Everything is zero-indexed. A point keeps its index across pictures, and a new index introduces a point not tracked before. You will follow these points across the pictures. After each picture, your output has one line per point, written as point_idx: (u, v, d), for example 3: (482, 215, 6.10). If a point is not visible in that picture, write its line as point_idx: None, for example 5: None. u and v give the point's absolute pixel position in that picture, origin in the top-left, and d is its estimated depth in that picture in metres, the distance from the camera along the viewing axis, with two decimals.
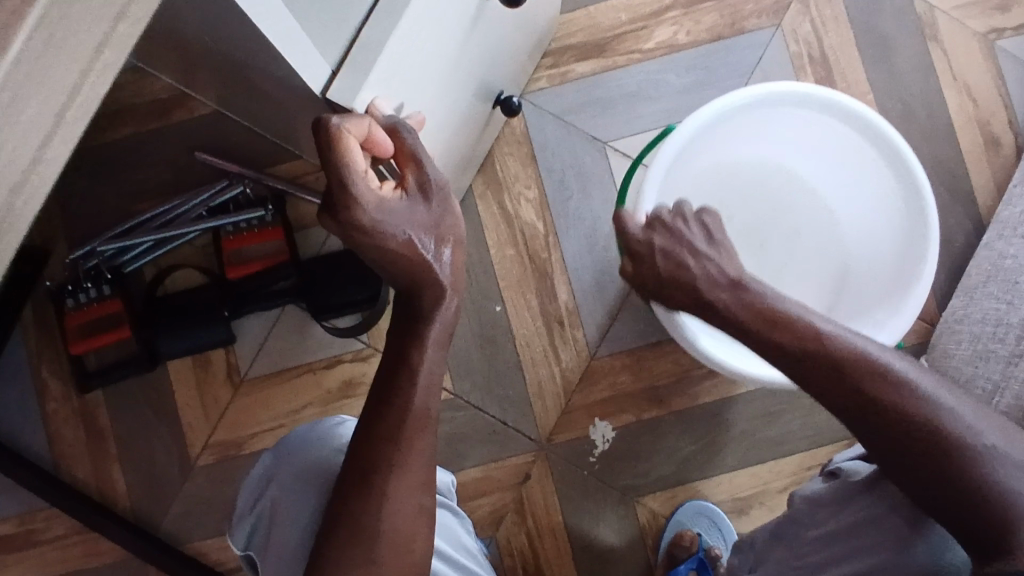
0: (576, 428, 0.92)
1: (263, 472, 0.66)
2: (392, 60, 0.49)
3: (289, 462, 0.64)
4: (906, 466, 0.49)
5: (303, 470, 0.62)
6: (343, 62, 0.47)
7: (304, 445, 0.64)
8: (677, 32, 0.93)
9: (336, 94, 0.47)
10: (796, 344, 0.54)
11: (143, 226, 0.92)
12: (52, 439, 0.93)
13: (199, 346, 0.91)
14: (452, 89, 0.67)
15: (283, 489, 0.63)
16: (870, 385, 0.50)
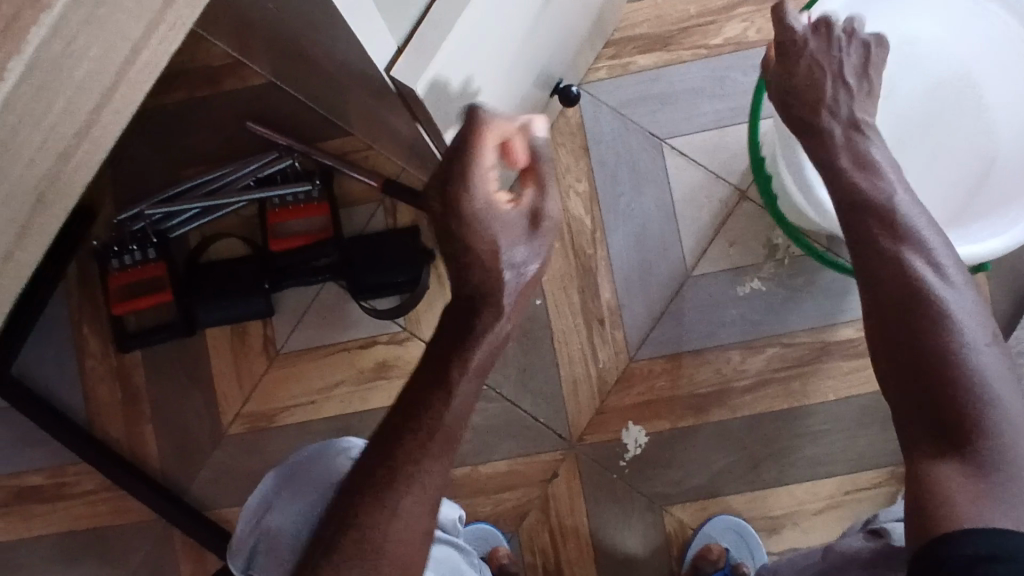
0: (608, 430, 0.90)
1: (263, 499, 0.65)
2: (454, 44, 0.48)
3: (297, 486, 0.63)
4: (913, 393, 0.51)
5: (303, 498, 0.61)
6: (409, 42, 0.46)
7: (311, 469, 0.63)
8: (747, 29, 0.90)
9: (400, 75, 0.46)
10: (880, 259, 0.55)
11: (191, 192, 0.92)
12: (86, 396, 0.94)
13: (237, 315, 0.91)
14: (513, 78, 0.64)
15: (291, 514, 0.61)
16: (929, 311, 0.52)
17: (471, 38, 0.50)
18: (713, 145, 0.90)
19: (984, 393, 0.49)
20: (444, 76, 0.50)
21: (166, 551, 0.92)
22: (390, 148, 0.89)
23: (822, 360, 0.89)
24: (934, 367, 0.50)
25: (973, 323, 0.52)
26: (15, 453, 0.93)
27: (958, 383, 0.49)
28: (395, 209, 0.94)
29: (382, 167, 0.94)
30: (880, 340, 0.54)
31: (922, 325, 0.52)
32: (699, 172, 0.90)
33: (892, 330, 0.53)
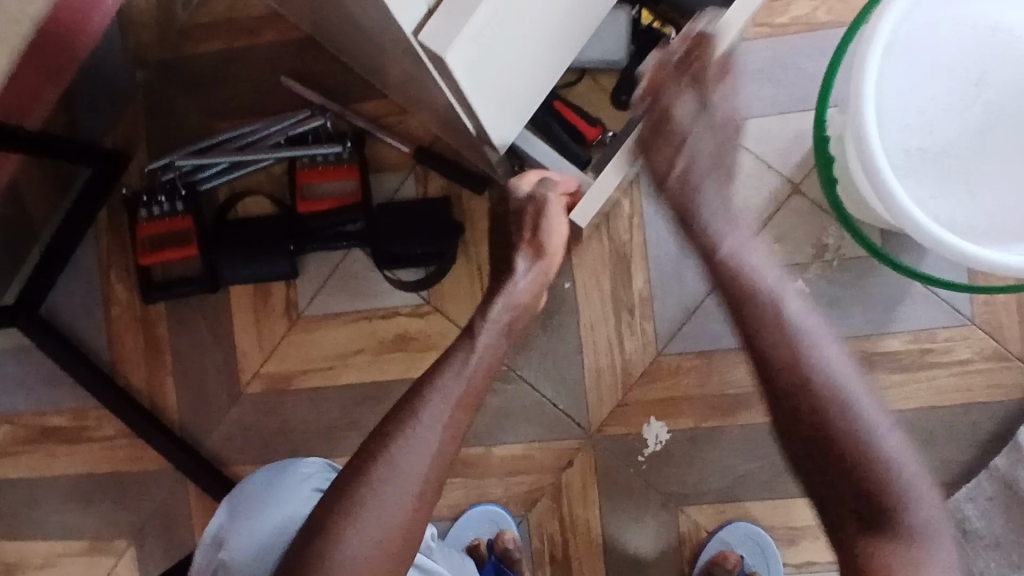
0: (628, 423, 0.87)
1: (214, 532, 0.63)
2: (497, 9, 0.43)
3: (239, 518, 0.63)
4: (843, 501, 0.56)
5: (262, 522, 0.61)
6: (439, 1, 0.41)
7: (256, 498, 0.63)
8: (817, 9, 0.82)
9: (428, 39, 0.41)
10: (765, 347, 0.61)
11: (222, 146, 0.91)
12: (110, 344, 0.95)
13: (260, 275, 0.89)
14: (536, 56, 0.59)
15: (233, 547, 0.61)
16: (832, 416, 0.57)
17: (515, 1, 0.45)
18: (768, 132, 0.84)
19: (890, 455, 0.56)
20: (477, 47, 0.45)
21: (179, 501, 0.94)
22: (425, 113, 0.85)
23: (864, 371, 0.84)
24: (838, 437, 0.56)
25: (840, 360, 0.60)
26: (43, 393, 0.96)
27: (851, 427, 0.56)
28: (426, 178, 0.90)
29: (416, 133, 0.90)
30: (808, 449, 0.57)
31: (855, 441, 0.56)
32: (751, 161, 0.84)
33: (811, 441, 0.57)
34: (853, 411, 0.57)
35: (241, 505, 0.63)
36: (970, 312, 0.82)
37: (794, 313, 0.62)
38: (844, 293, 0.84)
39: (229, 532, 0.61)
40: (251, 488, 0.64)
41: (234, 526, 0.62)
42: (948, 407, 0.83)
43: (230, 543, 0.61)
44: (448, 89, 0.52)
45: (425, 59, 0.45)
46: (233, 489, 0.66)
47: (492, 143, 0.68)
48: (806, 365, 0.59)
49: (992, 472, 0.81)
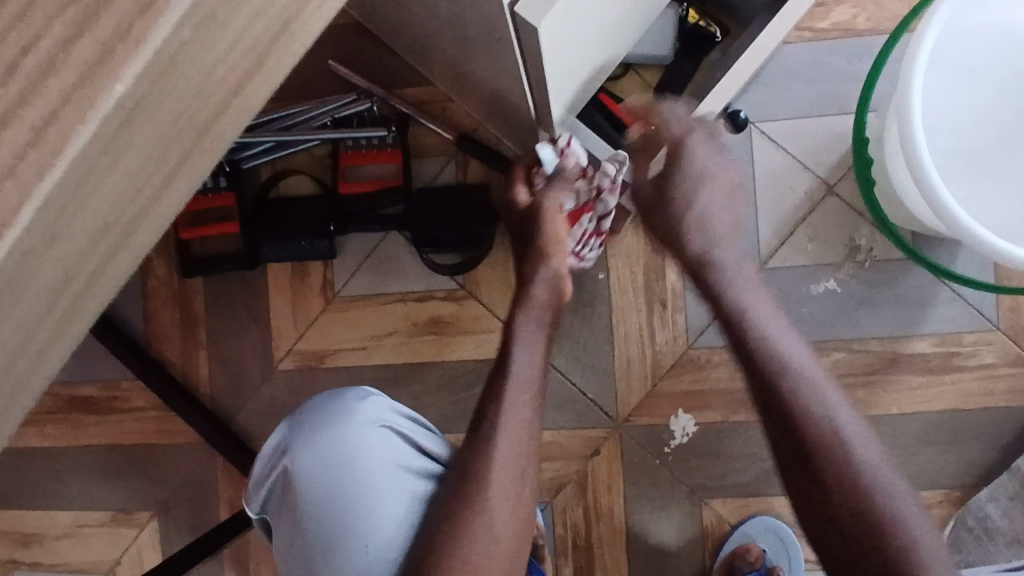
0: (656, 414, 0.88)
1: (279, 443, 0.65)
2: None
3: (306, 430, 0.63)
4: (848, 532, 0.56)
5: (326, 446, 0.62)
6: None
7: (322, 413, 0.63)
8: (856, 16, 0.85)
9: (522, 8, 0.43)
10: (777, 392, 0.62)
11: (267, 126, 0.92)
12: (145, 317, 0.96)
13: (300, 253, 0.91)
14: (600, 42, 0.61)
15: (301, 459, 0.62)
16: (833, 448, 0.58)
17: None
18: (805, 133, 0.86)
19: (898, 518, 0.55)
20: (560, 22, 0.46)
21: (208, 476, 0.95)
22: (470, 101, 0.87)
23: (890, 372, 0.85)
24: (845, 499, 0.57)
25: (850, 417, 0.60)
26: (76, 363, 0.97)
27: (851, 465, 0.57)
28: (467, 165, 0.92)
29: (458, 122, 0.92)
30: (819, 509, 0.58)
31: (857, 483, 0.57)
32: (787, 161, 0.86)
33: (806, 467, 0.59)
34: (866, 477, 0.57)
35: (307, 422, 0.63)
36: (996, 317, 0.84)
37: (785, 346, 0.64)
38: (874, 293, 0.85)
39: (296, 449, 0.62)
40: (318, 407, 0.64)
41: (298, 446, 0.62)
42: (972, 409, 0.84)
43: (295, 459, 0.62)
44: (522, 66, 0.53)
45: (512, 28, 0.46)
46: (300, 406, 0.66)
47: (547, 126, 0.70)
48: (800, 399, 0.61)
49: (1014, 473, 0.83)
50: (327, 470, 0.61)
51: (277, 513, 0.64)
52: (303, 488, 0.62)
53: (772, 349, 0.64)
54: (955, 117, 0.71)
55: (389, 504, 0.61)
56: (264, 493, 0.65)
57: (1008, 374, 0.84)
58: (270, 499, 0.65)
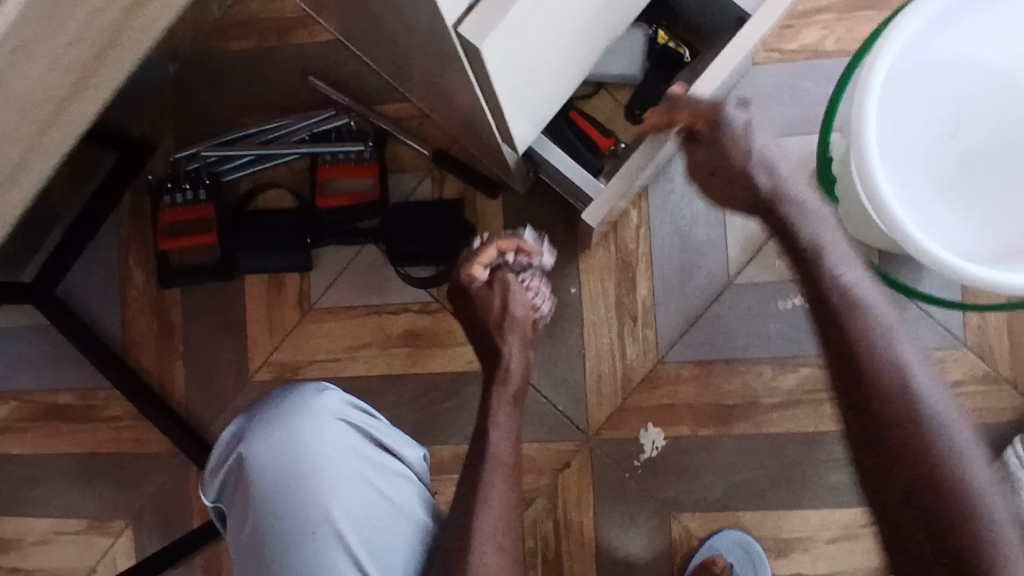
0: (626, 428, 0.89)
1: (236, 433, 0.63)
2: (523, 13, 0.44)
3: (266, 418, 0.62)
4: (912, 497, 0.53)
5: (284, 433, 0.61)
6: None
7: (282, 401, 0.62)
8: (825, 37, 0.86)
9: (466, 33, 0.43)
10: (865, 358, 0.56)
11: (247, 140, 0.94)
12: (125, 326, 0.98)
13: (276, 265, 0.92)
14: (556, 60, 0.61)
15: (260, 446, 0.61)
16: (908, 421, 0.54)
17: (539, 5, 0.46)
18: None
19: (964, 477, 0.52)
20: (502, 48, 0.47)
21: (184, 484, 0.96)
22: (445, 117, 0.89)
23: None
24: (914, 464, 0.53)
25: (924, 367, 0.56)
26: (55, 371, 0.98)
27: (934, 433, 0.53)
28: (443, 180, 0.93)
29: (435, 137, 0.94)
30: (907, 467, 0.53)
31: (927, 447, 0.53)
32: None
33: (872, 422, 0.55)
34: (937, 441, 0.53)
35: (268, 413, 0.62)
36: (963, 334, 0.85)
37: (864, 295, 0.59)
38: None
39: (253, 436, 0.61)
40: (278, 397, 0.63)
41: (255, 435, 0.61)
42: None
43: (251, 448, 0.61)
44: (475, 85, 0.54)
45: (461, 52, 0.46)
46: (259, 398, 0.65)
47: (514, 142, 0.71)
48: (886, 362, 0.56)
49: None
50: (285, 459, 0.60)
51: (232, 503, 0.62)
52: (259, 476, 0.60)
53: (871, 310, 0.58)
54: (918, 134, 0.73)
55: (347, 502, 0.59)
56: (220, 483, 0.64)
57: (976, 391, 0.85)
58: (225, 489, 0.63)
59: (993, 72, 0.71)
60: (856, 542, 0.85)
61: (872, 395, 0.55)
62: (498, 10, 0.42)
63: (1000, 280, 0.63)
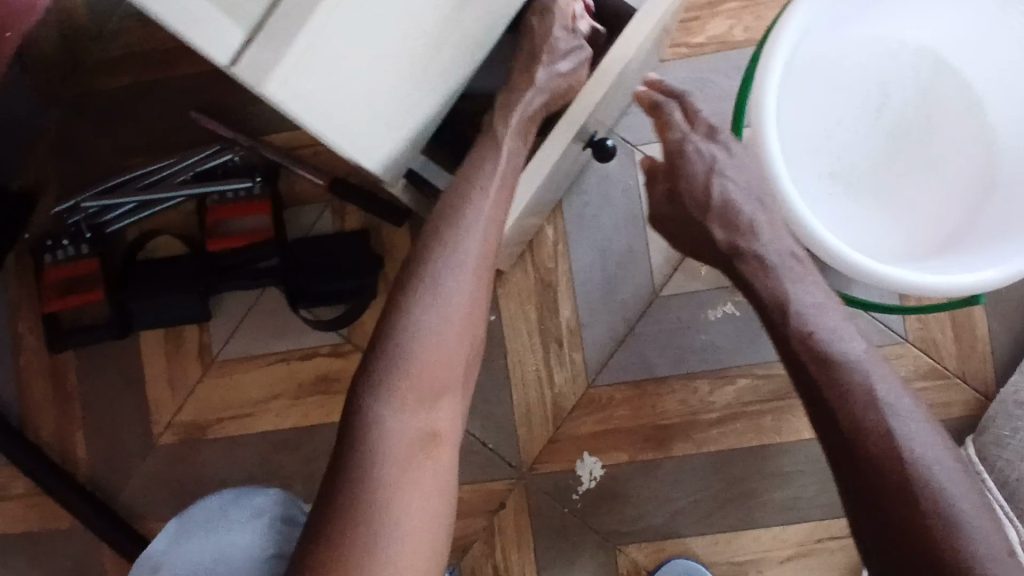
0: (561, 460, 0.83)
1: (153, 553, 0.58)
2: (322, 38, 0.38)
3: (193, 536, 0.58)
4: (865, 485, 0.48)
5: (199, 557, 0.56)
6: (257, 30, 0.37)
7: (212, 517, 0.59)
8: (733, 27, 0.81)
9: (241, 71, 0.37)
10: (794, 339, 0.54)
11: (128, 185, 0.86)
12: (18, 396, 0.90)
13: (171, 319, 0.85)
14: (425, 86, 0.54)
15: (181, 566, 0.56)
16: (852, 407, 0.50)
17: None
18: None
19: (923, 469, 0.47)
20: (312, 79, 0.40)
21: (95, 562, 0.88)
22: None
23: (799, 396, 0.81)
24: (871, 464, 0.48)
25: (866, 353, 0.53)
26: None
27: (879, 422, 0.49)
28: (344, 211, 0.87)
29: (332, 166, 0.87)
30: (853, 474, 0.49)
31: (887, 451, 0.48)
32: None
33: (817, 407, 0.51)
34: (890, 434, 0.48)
35: (195, 530, 0.58)
36: (904, 330, 0.80)
37: (803, 300, 0.56)
38: None
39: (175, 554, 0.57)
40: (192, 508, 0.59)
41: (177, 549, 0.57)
42: None
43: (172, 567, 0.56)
44: (330, 133, 0.47)
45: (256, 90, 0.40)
46: (186, 513, 0.61)
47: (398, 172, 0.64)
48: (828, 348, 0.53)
49: None
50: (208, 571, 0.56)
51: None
52: None
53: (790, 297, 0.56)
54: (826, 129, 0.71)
55: None
56: None
57: (924, 388, 0.79)
58: None
59: (889, 60, 0.71)
60: (813, 560, 0.80)
61: (811, 373, 0.52)
62: (283, 36, 0.36)
63: (923, 282, 0.57)
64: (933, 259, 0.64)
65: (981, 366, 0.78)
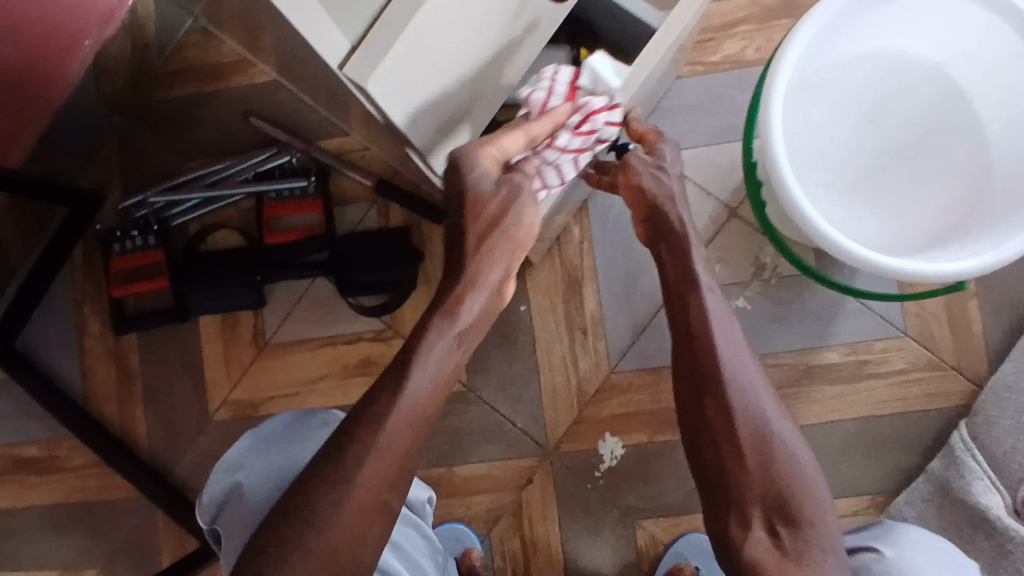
0: (584, 440, 0.90)
1: (232, 460, 0.65)
2: (405, 51, 0.45)
3: (268, 449, 0.64)
4: (713, 448, 0.57)
5: (272, 465, 0.63)
6: (361, 41, 0.44)
7: (285, 434, 0.65)
8: (746, 48, 0.90)
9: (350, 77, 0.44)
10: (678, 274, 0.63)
11: (192, 184, 0.95)
12: (83, 376, 0.98)
13: (228, 306, 0.93)
14: (475, 89, 0.61)
15: (256, 473, 0.63)
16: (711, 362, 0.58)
17: (426, 37, 0.46)
18: (706, 161, 0.90)
19: (773, 444, 0.56)
20: (402, 72, 0.47)
21: (151, 528, 0.96)
22: (385, 149, 0.91)
23: (804, 384, 0.88)
24: (727, 425, 0.57)
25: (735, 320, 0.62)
26: (16, 425, 0.98)
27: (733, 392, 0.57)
28: (388, 210, 0.95)
29: (378, 168, 0.96)
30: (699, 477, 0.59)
31: (751, 471, 0.55)
32: (689, 188, 0.90)
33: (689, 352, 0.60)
34: (746, 401, 0.57)
35: (271, 443, 0.65)
36: (903, 324, 0.87)
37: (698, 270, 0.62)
38: (782, 309, 0.88)
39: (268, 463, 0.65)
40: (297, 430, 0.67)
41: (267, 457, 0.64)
42: (888, 416, 0.87)
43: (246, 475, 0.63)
44: (371, 110, 0.53)
45: (350, 89, 0.47)
46: (262, 424, 0.67)
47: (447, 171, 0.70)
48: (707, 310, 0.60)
49: (928, 475, 0.85)
50: (273, 478, 0.62)
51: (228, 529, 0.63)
52: (246, 503, 0.62)
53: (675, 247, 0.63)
54: (829, 139, 0.79)
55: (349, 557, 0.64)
56: (214, 513, 0.65)
57: (922, 378, 0.87)
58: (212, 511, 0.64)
59: (889, 75, 0.78)
60: None
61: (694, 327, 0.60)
62: (396, 26, 0.43)
63: (907, 269, 0.65)
64: (924, 255, 0.72)
65: (973, 358, 0.86)
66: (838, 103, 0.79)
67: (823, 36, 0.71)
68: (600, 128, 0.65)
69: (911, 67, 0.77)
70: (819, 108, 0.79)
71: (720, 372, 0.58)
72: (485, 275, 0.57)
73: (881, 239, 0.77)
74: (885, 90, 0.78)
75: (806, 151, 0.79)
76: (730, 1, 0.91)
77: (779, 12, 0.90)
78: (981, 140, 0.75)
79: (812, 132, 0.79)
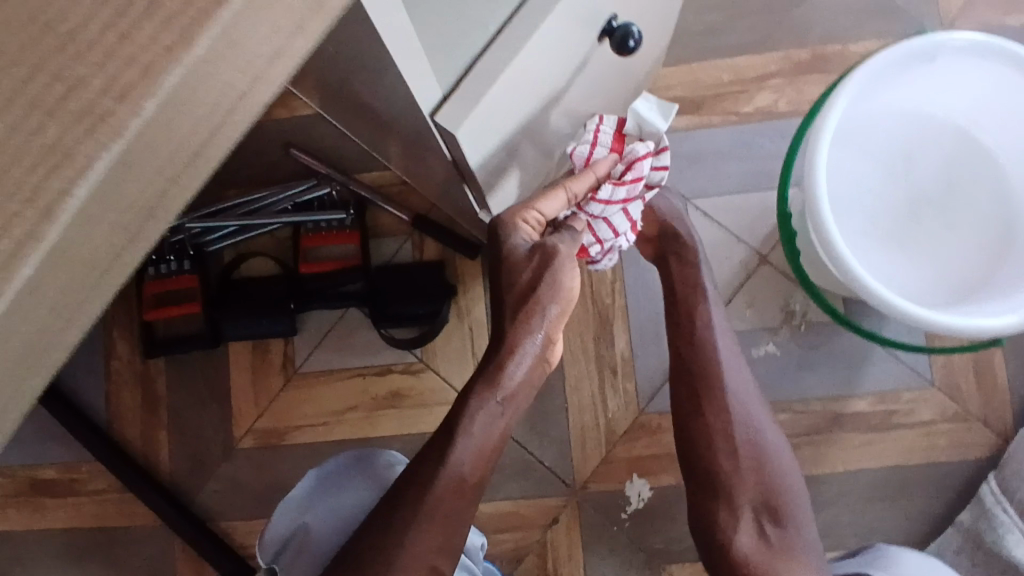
0: (612, 481, 0.90)
1: (299, 498, 0.68)
2: (491, 99, 0.47)
3: (341, 495, 0.69)
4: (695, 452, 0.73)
5: (345, 515, 0.68)
6: (452, 89, 0.46)
7: (355, 482, 0.70)
8: (777, 100, 0.93)
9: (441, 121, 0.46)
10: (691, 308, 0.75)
11: (230, 211, 0.96)
12: (107, 398, 0.97)
13: (260, 334, 0.93)
14: (538, 133, 0.62)
15: (329, 520, 0.68)
16: (708, 376, 0.73)
17: (509, 89, 0.49)
18: (737, 208, 0.92)
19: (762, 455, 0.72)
20: (487, 115, 0.49)
21: (169, 557, 0.94)
22: (425, 184, 0.92)
23: (833, 431, 0.88)
24: (718, 433, 0.72)
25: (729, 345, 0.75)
26: (35, 447, 0.97)
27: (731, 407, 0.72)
28: (423, 244, 0.97)
29: (414, 203, 0.97)
30: (686, 472, 0.73)
31: (733, 465, 0.71)
32: (721, 233, 0.92)
33: (689, 374, 0.74)
34: (736, 412, 0.72)
35: (341, 488, 0.70)
36: (930, 375, 0.88)
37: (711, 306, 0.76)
38: (811, 355, 0.89)
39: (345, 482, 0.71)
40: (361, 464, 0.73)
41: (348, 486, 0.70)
42: (916, 465, 0.87)
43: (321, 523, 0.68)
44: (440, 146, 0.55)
45: (434, 132, 0.49)
46: (327, 462, 0.70)
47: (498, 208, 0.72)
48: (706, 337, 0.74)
49: (956, 525, 0.85)
50: (345, 531, 0.68)
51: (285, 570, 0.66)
52: (317, 548, 0.67)
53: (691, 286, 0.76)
54: (864, 191, 0.81)
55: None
56: (275, 551, 0.66)
57: (949, 429, 0.87)
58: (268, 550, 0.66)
59: (924, 131, 0.80)
60: None
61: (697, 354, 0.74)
62: (486, 77, 0.45)
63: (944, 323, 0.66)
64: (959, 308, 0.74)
65: (1001, 410, 0.87)
66: (873, 156, 0.81)
67: (862, 94, 0.73)
68: (645, 174, 0.66)
69: (945, 124, 0.79)
70: (855, 160, 0.81)
71: (718, 385, 0.73)
72: (526, 344, 0.58)
73: (915, 291, 0.79)
74: (920, 145, 0.80)
75: (841, 202, 0.81)
76: (763, 55, 0.94)
77: (811, 67, 0.93)
78: (1012, 199, 0.77)
79: (847, 184, 0.81)
